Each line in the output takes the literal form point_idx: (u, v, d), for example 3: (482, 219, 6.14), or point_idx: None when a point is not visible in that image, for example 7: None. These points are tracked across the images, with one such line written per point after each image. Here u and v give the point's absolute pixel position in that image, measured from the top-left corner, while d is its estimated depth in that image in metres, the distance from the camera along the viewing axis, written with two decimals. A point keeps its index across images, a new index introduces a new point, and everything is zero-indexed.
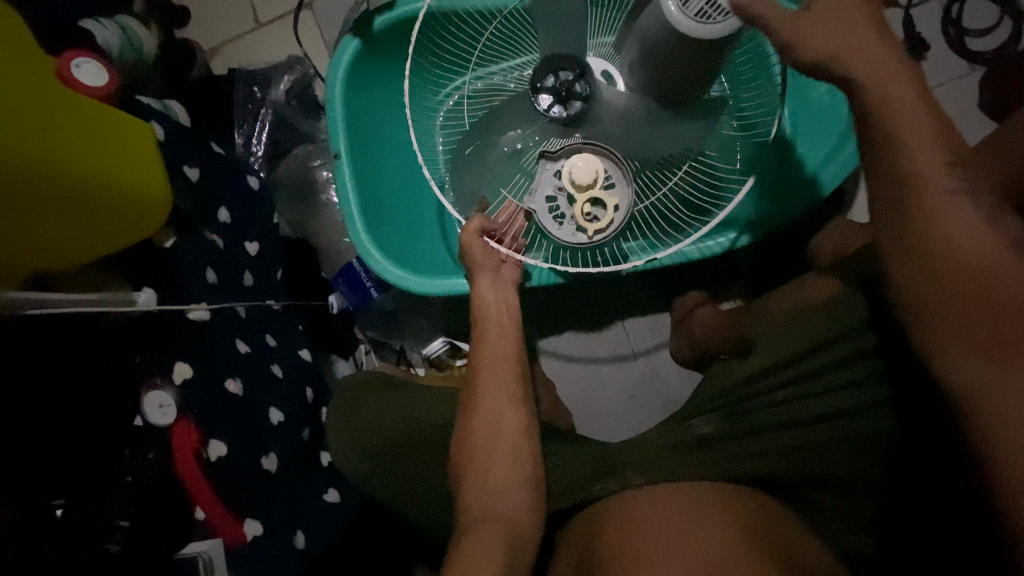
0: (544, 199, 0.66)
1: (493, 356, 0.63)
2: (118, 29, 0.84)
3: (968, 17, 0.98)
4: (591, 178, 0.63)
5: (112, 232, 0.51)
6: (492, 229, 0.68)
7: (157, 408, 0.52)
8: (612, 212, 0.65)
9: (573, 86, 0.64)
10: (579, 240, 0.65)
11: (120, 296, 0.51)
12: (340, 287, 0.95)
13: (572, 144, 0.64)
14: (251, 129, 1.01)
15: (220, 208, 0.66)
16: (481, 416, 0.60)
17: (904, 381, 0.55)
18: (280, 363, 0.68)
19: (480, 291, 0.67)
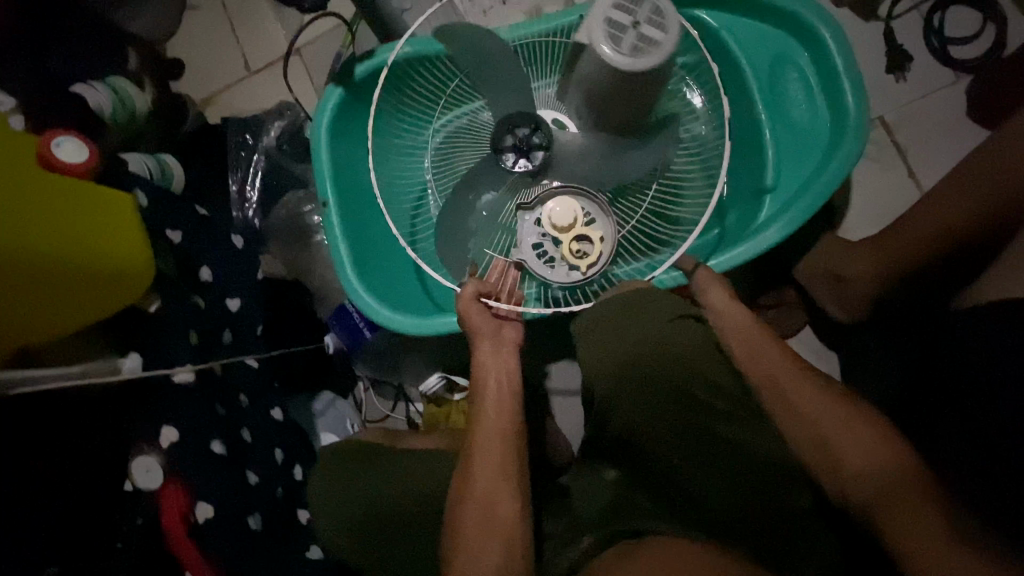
0: (531, 246, 0.69)
1: (495, 421, 0.61)
2: (109, 91, 0.87)
3: (950, 26, 0.98)
4: (571, 218, 0.68)
5: (88, 304, 0.51)
6: (488, 291, 0.66)
7: (145, 472, 0.53)
8: (599, 244, 0.69)
9: (532, 139, 0.69)
10: (574, 278, 0.68)
11: (104, 365, 0.52)
12: (334, 328, 0.94)
13: (546, 192, 0.69)
14: (244, 176, 1.04)
15: (202, 267, 0.70)
16: (483, 481, 0.58)
17: (683, 401, 0.63)
18: (248, 428, 0.70)
19: (482, 361, 0.64)
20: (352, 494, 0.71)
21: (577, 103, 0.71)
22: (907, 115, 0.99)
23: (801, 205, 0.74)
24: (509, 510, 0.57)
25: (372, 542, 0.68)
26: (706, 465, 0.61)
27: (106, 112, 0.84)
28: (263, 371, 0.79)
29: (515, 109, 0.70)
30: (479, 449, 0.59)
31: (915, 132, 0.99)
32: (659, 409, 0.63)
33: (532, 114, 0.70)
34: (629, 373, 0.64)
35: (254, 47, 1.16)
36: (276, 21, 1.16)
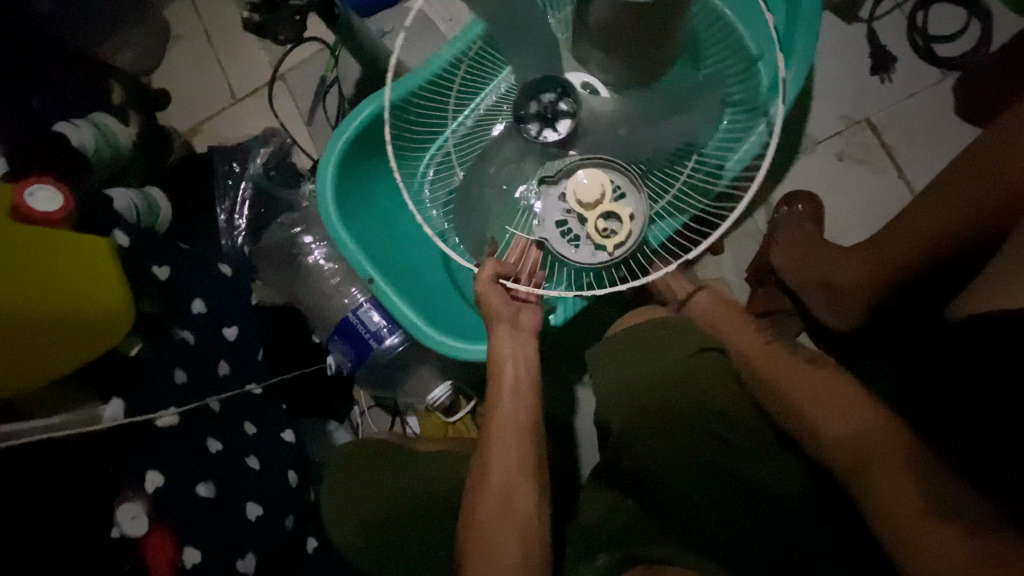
0: (555, 223, 0.67)
1: (512, 414, 0.60)
2: (92, 127, 0.86)
3: (933, 24, 0.97)
4: (598, 193, 0.64)
5: (61, 353, 0.51)
6: (508, 271, 0.66)
7: (129, 520, 0.52)
8: (629, 222, 0.65)
9: (557, 106, 0.67)
10: (601, 258, 0.65)
11: (85, 415, 0.52)
12: (336, 343, 0.90)
13: (571, 164, 0.66)
14: (233, 204, 1.03)
15: (194, 300, 0.71)
16: (500, 477, 0.56)
17: (693, 429, 0.62)
18: (255, 455, 0.70)
19: (500, 345, 0.64)
20: (359, 509, 0.70)
21: (599, 56, 0.68)
22: (896, 116, 0.98)
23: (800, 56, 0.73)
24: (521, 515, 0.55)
25: (377, 557, 0.67)
26: (721, 483, 0.61)
27: (89, 149, 0.84)
28: (269, 396, 0.80)
29: (538, 74, 0.67)
30: (497, 440, 0.58)
31: (905, 131, 0.98)
32: (676, 437, 0.62)
33: (557, 78, 0.67)
34: (643, 410, 0.63)
35: (238, 75, 1.16)
36: (260, 48, 1.16)
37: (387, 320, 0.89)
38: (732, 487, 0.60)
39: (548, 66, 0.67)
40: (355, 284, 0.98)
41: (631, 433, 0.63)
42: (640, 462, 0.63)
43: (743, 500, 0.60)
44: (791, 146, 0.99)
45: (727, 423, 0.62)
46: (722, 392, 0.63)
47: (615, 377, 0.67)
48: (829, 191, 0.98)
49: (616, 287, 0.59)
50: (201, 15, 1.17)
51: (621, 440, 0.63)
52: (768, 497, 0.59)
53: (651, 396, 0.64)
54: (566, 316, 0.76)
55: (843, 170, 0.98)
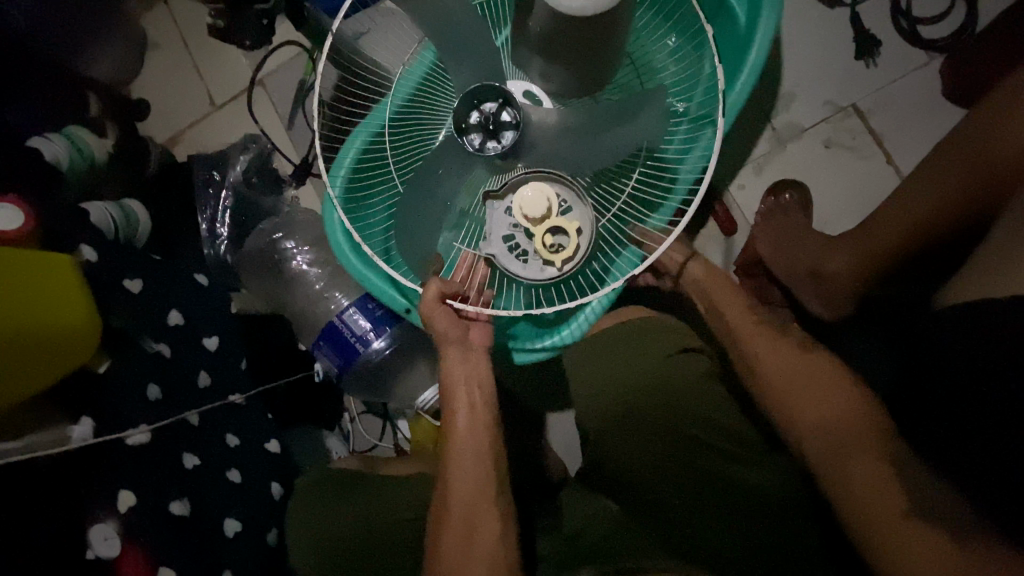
0: (502, 238, 0.65)
1: (466, 446, 0.59)
2: (65, 141, 0.85)
3: (917, 6, 0.96)
4: (544, 208, 0.62)
5: (23, 375, 0.50)
6: (452, 292, 0.63)
7: (103, 541, 0.51)
8: (576, 236, 0.64)
9: (500, 117, 0.67)
10: (549, 275, 0.64)
11: (53, 436, 0.51)
12: (322, 348, 0.85)
13: (516, 179, 0.65)
14: (214, 212, 1.00)
15: (170, 312, 0.70)
16: (458, 511, 0.55)
17: (663, 432, 0.63)
18: (237, 468, 0.69)
19: (449, 369, 0.62)
20: (321, 523, 0.69)
21: (539, 62, 0.72)
22: (882, 101, 0.96)
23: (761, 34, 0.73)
24: (489, 531, 0.55)
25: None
26: (691, 482, 0.61)
27: (64, 163, 0.83)
28: (252, 407, 0.79)
29: (478, 82, 0.66)
30: (454, 468, 0.58)
31: (892, 117, 0.96)
32: (648, 446, 0.63)
33: (499, 89, 0.67)
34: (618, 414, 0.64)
35: (217, 81, 1.14)
36: (237, 53, 1.14)
37: (373, 324, 0.83)
38: (703, 489, 0.60)
39: (487, 74, 0.66)
40: (340, 288, 0.95)
41: (600, 429, 0.66)
42: (611, 459, 0.66)
43: (720, 502, 0.59)
44: (777, 134, 0.98)
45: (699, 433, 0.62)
46: (698, 390, 0.65)
47: (586, 378, 0.67)
48: (817, 180, 0.97)
49: (576, 303, 0.58)
50: (176, 22, 1.15)
51: (593, 435, 0.67)
52: (748, 496, 0.59)
53: (624, 402, 0.64)
54: (577, 336, 0.76)
55: (830, 157, 0.97)
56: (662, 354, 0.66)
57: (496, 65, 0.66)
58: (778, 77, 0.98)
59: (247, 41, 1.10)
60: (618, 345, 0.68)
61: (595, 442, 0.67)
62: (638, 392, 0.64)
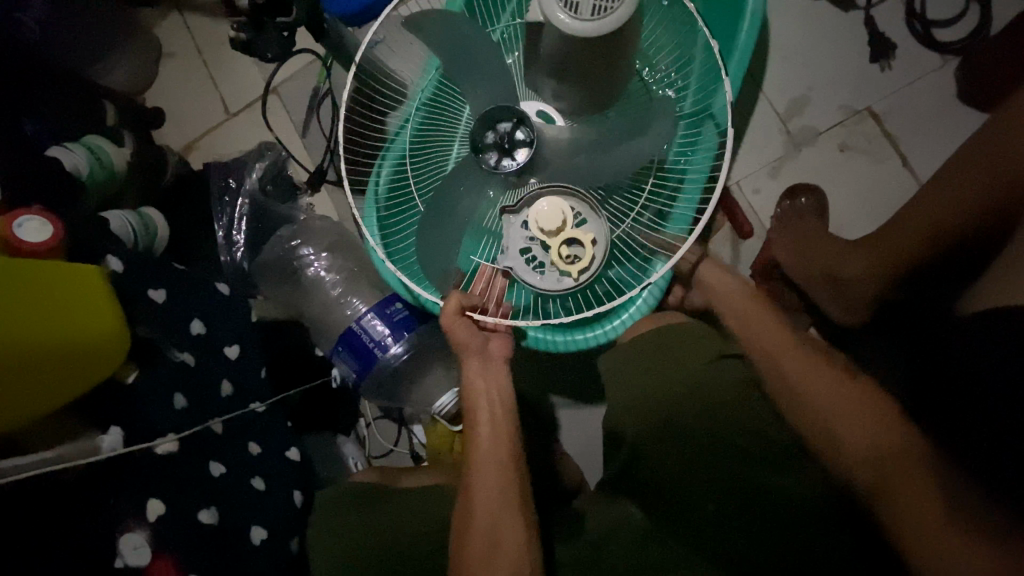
0: (519, 251, 0.64)
1: (490, 456, 0.59)
2: (85, 151, 0.85)
3: (932, 9, 0.95)
4: (559, 220, 0.62)
5: (53, 385, 0.50)
6: (472, 304, 0.64)
7: (133, 550, 0.52)
8: (592, 247, 0.62)
9: (514, 135, 0.65)
10: (566, 285, 0.62)
11: (83, 446, 0.52)
12: (341, 354, 0.85)
13: (531, 193, 0.64)
14: (231, 220, 1.01)
15: (192, 321, 0.70)
16: (483, 520, 0.56)
17: (695, 440, 0.63)
18: (260, 476, 0.70)
19: (471, 379, 0.63)
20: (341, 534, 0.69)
21: (551, 84, 0.72)
22: (898, 104, 0.96)
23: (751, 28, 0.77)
24: (515, 541, 0.55)
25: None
26: (719, 493, 0.61)
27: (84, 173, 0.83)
28: (272, 415, 0.79)
29: (495, 104, 0.67)
30: (478, 477, 0.58)
31: (907, 120, 0.96)
32: (678, 450, 0.64)
33: (513, 108, 0.66)
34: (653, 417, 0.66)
35: (232, 90, 1.15)
36: (251, 62, 1.15)
37: (391, 329, 0.83)
38: (733, 504, 0.60)
39: (502, 97, 0.67)
40: (356, 295, 0.96)
41: (634, 434, 0.67)
42: (642, 468, 0.66)
43: (749, 516, 0.59)
44: (791, 139, 0.98)
45: (733, 443, 0.62)
46: (736, 401, 0.64)
47: (622, 382, 0.69)
48: (833, 185, 0.97)
49: (599, 308, 0.61)
50: (191, 31, 1.16)
51: (631, 445, 0.67)
52: (779, 511, 0.58)
53: (658, 405, 0.66)
54: (610, 337, 0.78)
55: (846, 160, 0.97)
56: (706, 361, 0.67)
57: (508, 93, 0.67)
58: (793, 81, 0.98)
59: None
60: (658, 349, 0.69)
61: (630, 451, 0.67)
62: (665, 398, 0.66)
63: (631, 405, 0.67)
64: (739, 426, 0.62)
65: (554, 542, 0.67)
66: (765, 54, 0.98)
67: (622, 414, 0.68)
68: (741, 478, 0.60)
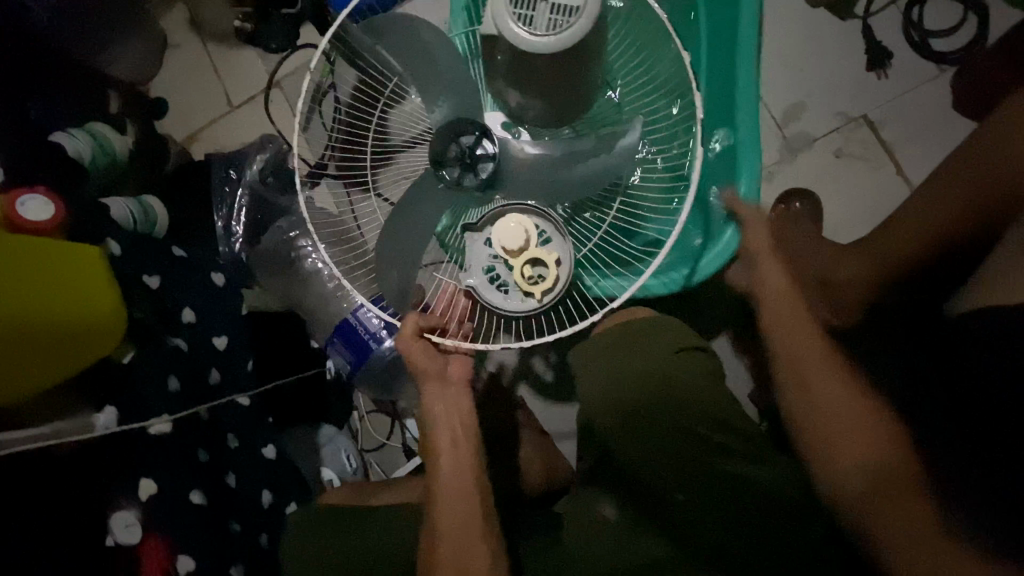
0: (482, 270, 0.63)
1: (453, 481, 0.59)
2: (88, 137, 0.86)
3: (928, 19, 0.97)
4: (523, 239, 0.62)
5: (46, 366, 0.51)
6: (432, 325, 0.61)
7: (123, 528, 0.52)
8: (555, 267, 0.62)
9: (476, 150, 0.66)
10: (530, 307, 0.62)
11: (78, 423, 0.52)
12: (336, 346, 0.85)
13: (493, 212, 0.64)
14: (231, 211, 1.02)
15: (183, 310, 0.70)
16: (450, 550, 0.56)
17: (675, 436, 0.64)
18: (234, 473, 0.69)
19: (430, 406, 0.61)
20: (308, 543, 0.69)
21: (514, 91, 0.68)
22: (893, 113, 0.98)
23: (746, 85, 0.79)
24: None
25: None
26: (699, 493, 0.63)
27: (86, 159, 0.83)
28: (255, 408, 0.78)
29: (454, 117, 0.67)
30: (443, 505, 0.58)
31: (902, 130, 0.97)
32: (658, 441, 0.65)
33: (477, 121, 0.67)
34: (629, 419, 0.65)
35: (235, 82, 1.16)
36: (255, 55, 1.16)
37: (386, 322, 0.83)
38: (711, 505, 0.62)
39: (464, 105, 0.67)
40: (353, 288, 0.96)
41: (602, 418, 0.67)
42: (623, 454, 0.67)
43: (726, 509, 0.61)
44: (787, 144, 0.99)
45: (710, 440, 0.63)
46: (712, 398, 0.65)
47: (595, 380, 0.67)
48: (828, 190, 0.98)
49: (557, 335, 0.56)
50: (196, 23, 1.17)
51: (608, 432, 0.67)
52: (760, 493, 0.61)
53: (637, 405, 0.65)
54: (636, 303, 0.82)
55: (840, 166, 0.98)
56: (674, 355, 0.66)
57: (474, 102, 0.67)
58: (790, 88, 0.99)
59: (272, 44, 1.11)
60: (624, 341, 0.68)
61: (612, 436, 0.67)
62: (645, 396, 0.64)
63: (606, 401, 0.66)
64: (713, 419, 0.64)
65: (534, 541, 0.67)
66: (764, 59, 0.99)
67: (596, 399, 0.67)
68: (708, 465, 0.63)
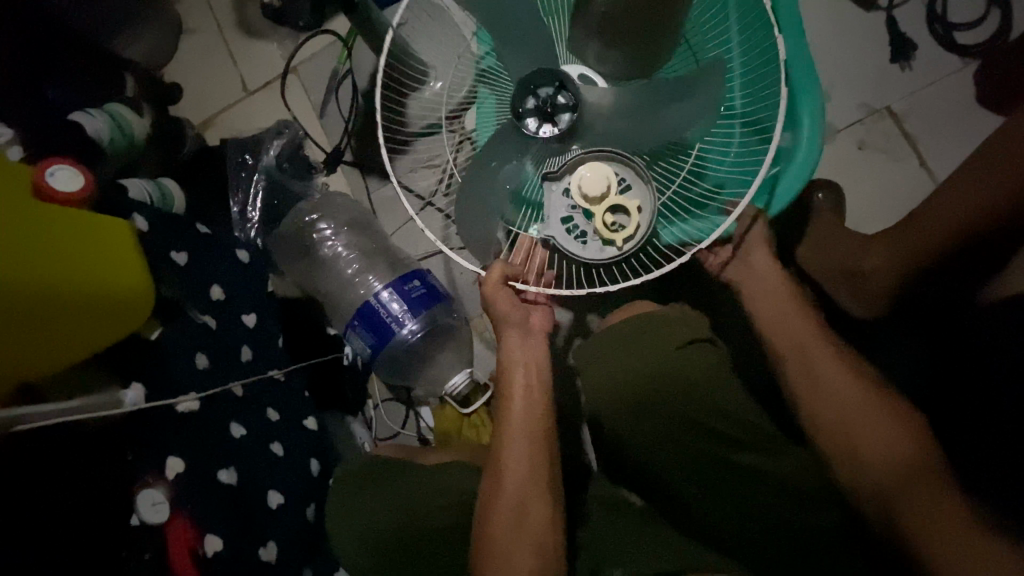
0: (560, 222, 0.61)
1: (523, 424, 0.58)
2: (107, 117, 0.85)
3: (954, 12, 0.96)
4: (604, 186, 0.59)
5: (78, 340, 0.50)
6: (515, 273, 0.61)
7: (151, 506, 0.51)
8: (637, 215, 0.60)
9: (556, 100, 0.61)
10: (610, 255, 0.60)
11: (106, 398, 0.51)
12: (358, 329, 0.84)
13: (573, 158, 0.61)
14: (247, 195, 1.02)
15: (212, 287, 0.69)
16: (509, 499, 0.54)
17: (677, 429, 0.64)
18: (281, 442, 0.70)
19: (511, 350, 0.61)
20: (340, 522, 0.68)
21: (596, 45, 0.67)
22: (917, 105, 0.97)
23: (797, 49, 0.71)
24: (540, 518, 0.54)
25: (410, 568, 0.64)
26: (719, 481, 0.63)
27: (105, 138, 0.82)
28: (293, 383, 0.79)
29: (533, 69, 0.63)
30: (511, 448, 0.57)
31: (925, 123, 0.97)
32: (660, 433, 0.65)
33: (553, 71, 0.62)
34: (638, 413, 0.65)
35: (252, 67, 1.15)
36: (272, 39, 1.15)
37: (408, 306, 0.83)
38: (729, 496, 0.63)
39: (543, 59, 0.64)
40: (372, 272, 0.94)
41: (607, 419, 0.67)
42: (638, 451, 0.67)
43: (748, 489, 0.62)
44: None
45: (715, 432, 0.63)
46: (725, 387, 0.64)
47: (598, 374, 0.66)
48: (851, 182, 0.97)
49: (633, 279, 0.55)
50: (213, 7, 1.16)
51: (616, 431, 0.67)
52: (772, 482, 0.61)
53: (650, 397, 0.64)
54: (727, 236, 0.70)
55: (863, 158, 0.97)
56: (676, 349, 0.64)
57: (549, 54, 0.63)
58: None
59: (301, 23, 1.10)
60: (630, 335, 0.65)
61: (623, 435, 0.67)
62: (654, 389, 0.64)
63: (616, 398, 0.65)
64: (722, 412, 0.63)
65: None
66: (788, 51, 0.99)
67: (606, 397, 0.65)
68: (720, 460, 0.63)
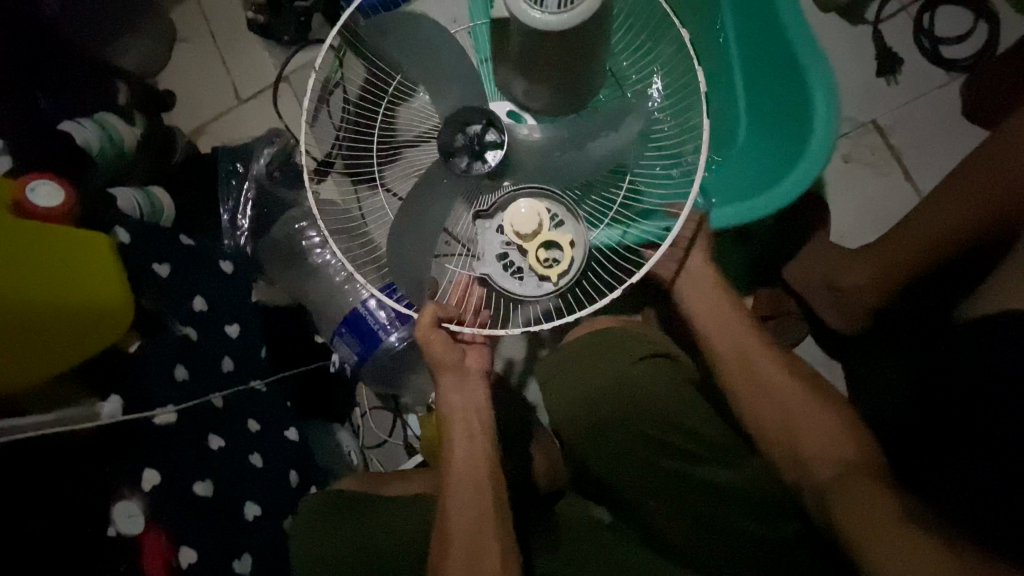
0: (495, 258, 0.64)
1: (465, 467, 0.59)
2: (97, 127, 0.86)
3: (940, 26, 0.97)
4: (536, 223, 0.62)
5: (52, 354, 0.51)
6: (449, 315, 0.61)
7: (126, 518, 0.52)
8: (571, 249, 0.62)
9: (484, 138, 0.64)
10: (547, 290, 0.62)
11: (83, 411, 0.52)
12: (345, 337, 0.85)
13: (505, 197, 0.64)
14: (237, 204, 1.02)
15: (194, 298, 0.70)
16: (461, 541, 0.55)
17: (646, 445, 0.65)
18: (259, 453, 0.71)
19: (447, 397, 0.63)
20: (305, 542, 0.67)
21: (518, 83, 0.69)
22: (903, 118, 0.97)
23: (797, 26, 0.73)
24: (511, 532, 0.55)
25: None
26: (690, 497, 0.63)
27: (94, 148, 0.83)
28: (273, 394, 0.79)
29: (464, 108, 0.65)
30: (455, 495, 0.58)
31: (911, 136, 0.97)
32: (622, 449, 0.65)
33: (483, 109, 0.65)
34: (601, 430, 0.66)
35: (244, 76, 1.16)
36: (264, 49, 1.16)
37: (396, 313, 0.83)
38: (697, 512, 0.63)
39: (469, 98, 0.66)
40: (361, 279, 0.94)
41: (569, 435, 0.68)
42: (606, 471, 0.67)
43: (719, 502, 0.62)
44: None
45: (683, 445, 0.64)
46: (672, 399, 0.66)
47: (564, 388, 0.68)
48: (837, 194, 0.97)
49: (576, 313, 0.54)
50: (206, 17, 1.17)
51: (576, 450, 0.68)
52: (734, 495, 0.62)
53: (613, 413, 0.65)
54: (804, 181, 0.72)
55: (850, 171, 0.97)
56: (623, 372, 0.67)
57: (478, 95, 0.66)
58: None
59: (285, 37, 1.12)
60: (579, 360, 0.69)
61: (583, 454, 0.68)
62: (613, 404, 0.66)
63: (575, 415, 0.67)
64: (672, 424, 0.64)
65: (531, 546, 0.68)
66: None
67: (569, 415, 0.67)
68: (680, 474, 0.63)
